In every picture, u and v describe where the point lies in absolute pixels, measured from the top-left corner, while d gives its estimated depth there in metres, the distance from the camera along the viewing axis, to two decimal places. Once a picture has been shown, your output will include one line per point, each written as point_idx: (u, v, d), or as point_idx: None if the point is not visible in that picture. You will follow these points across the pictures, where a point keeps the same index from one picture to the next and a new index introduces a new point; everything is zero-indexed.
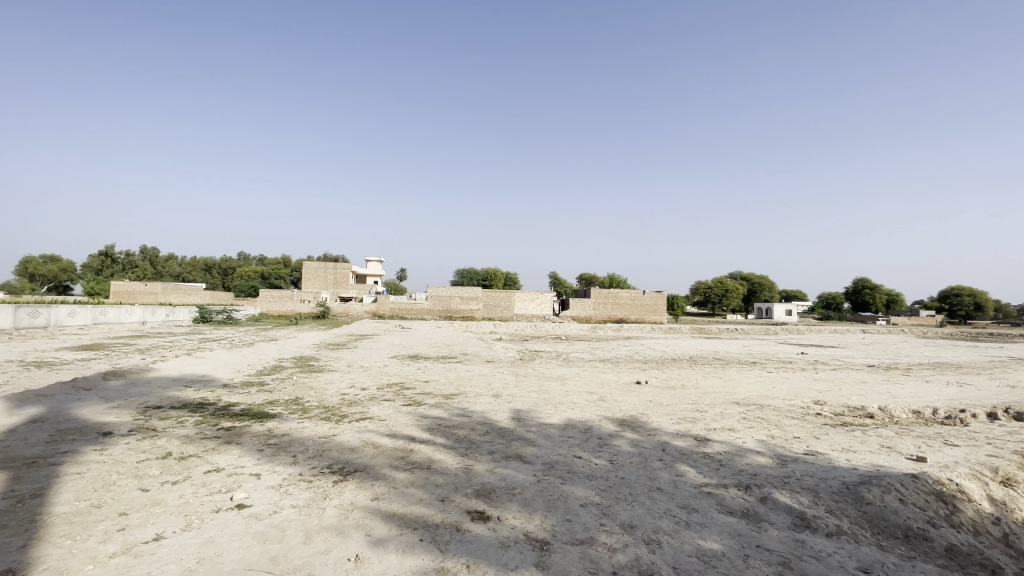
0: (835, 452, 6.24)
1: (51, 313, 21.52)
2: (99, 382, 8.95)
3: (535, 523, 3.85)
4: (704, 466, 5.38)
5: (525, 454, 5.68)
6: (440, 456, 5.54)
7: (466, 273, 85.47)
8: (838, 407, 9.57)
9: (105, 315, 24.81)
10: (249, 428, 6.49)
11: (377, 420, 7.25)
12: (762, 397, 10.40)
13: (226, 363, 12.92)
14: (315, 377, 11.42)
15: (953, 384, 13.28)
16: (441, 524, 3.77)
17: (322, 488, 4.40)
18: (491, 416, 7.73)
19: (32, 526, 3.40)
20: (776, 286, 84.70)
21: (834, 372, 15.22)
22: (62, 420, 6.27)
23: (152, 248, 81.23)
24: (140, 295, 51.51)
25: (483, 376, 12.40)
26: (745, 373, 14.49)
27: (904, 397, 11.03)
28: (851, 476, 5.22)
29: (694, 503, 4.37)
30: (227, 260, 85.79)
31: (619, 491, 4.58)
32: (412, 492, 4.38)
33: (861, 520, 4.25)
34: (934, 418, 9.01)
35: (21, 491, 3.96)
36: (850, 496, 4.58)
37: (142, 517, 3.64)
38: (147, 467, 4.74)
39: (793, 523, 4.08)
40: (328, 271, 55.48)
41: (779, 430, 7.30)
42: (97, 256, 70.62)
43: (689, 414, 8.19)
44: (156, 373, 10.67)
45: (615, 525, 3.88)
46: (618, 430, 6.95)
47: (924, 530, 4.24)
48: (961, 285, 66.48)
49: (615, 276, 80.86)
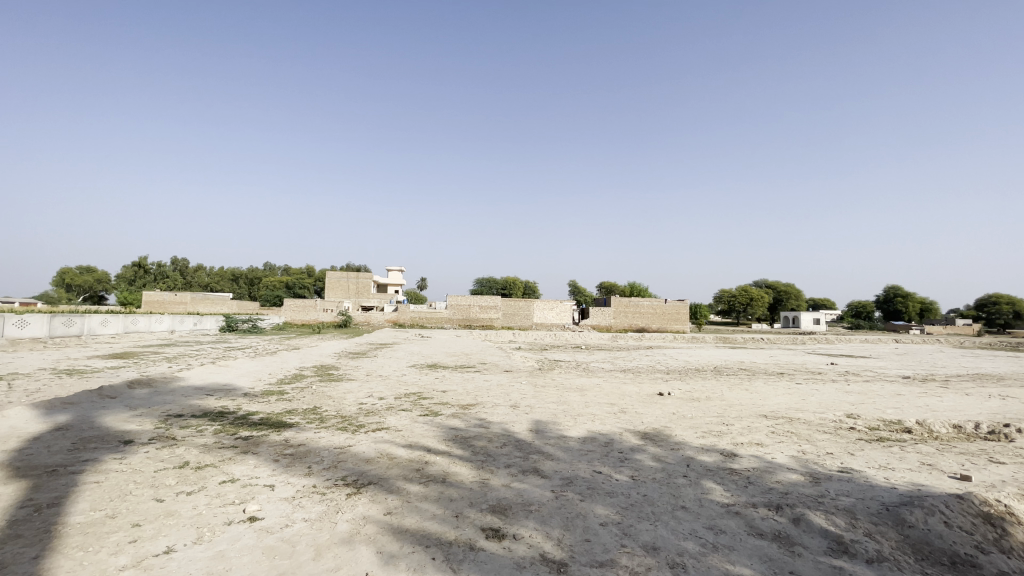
0: (872, 470, 5.88)
1: (85, 322, 22.28)
2: (125, 390, 9.18)
3: (552, 542, 3.69)
4: (732, 483, 5.11)
5: (543, 468, 5.50)
6: (456, 469, 5.39)
7: (484, 283, 86.84)
8: (873, 421, 9.09)
9: (136, 324, 25.62)
10: (267, 438, 6.48)
11: (393, 430, 7.17)
12: (791, 410, 9.96)
13: (247, 371, 13.10)
14: (333, 387, 11.45)
15: (996, 397, 12.48)
16: (455, 542, 3.63)
17: (335, 501, 4.32)
18: (510, 427, 7.57)
19: (45, 537, 3.40)
20: (802, 294, 82.67)
21: (868, 384, 14.57)
22: (86, 428, 6.38)
23: (183, 260, 84.26)
24: (171, 304, 53.36)
25: (501, 385, 12.27)
26: (773, 384, 14.00)
27: (944, 410, 10.43)
28: (890, 496, 4.87)
29: (721, 524, 4.13)
30: (254, 271, 88.15)
31: (641, 510, 4.36)
32: (425, 507, 4.25)
33: (903, 545, 3.94)
34: (975, 433, 8.48)
35: (40, 500, 4.01)
36: (889, 518, 4.28)
37: (155, 529, 3.62)
38: (164, 476, 4.75)
39: (829, 548, 3.80)
40: (350, 281, 56.43)
41: (810, 445, 6.95)
42: (131, 264, 73.53)
43: (714, 427, 7.89)
44: (181, 381, 10.84)
45: (637, 546, 3.69)
46: (641, 444, 6.70)
47: (972, 556, 3.86)
48: (996, 295, 63.85)
49: (635, 286, 80.47)
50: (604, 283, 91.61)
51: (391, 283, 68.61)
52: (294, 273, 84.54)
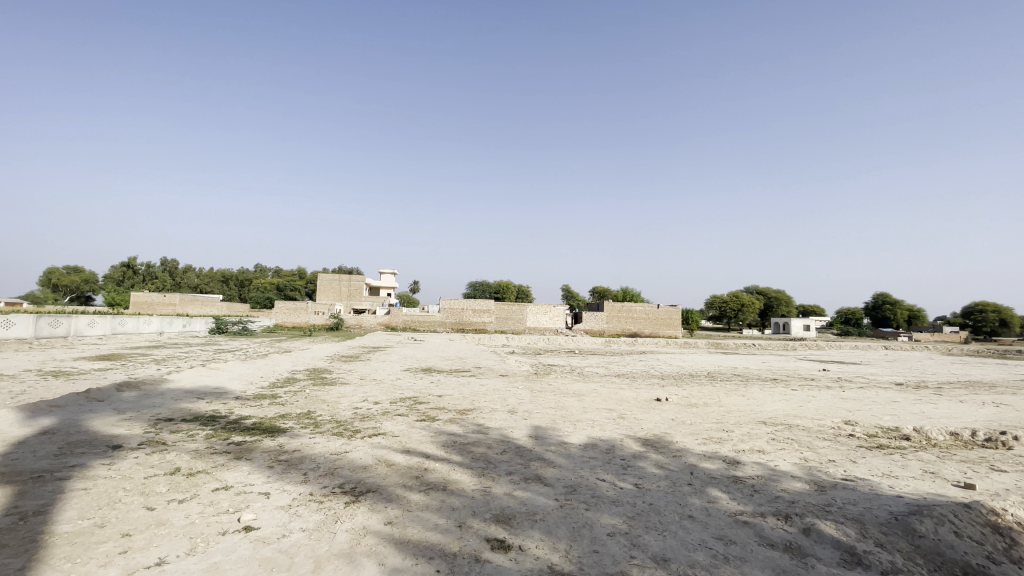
0: (876, 478, 5.85)
1: (72, 323, 21.83)
2: (114, 393, 8.95)
3: (560, 554, 3.57)
4: (738, 492, 5.03)
5: (545, 475, 5.39)
6: (457, 476, 5.28)
7: (477, 287, 86.78)
8: (872, 428, 9.08)
9: (124, 325, 25.16)
10: (260, 444, 6.30)
11: (389, 436, 7.00)
12: (789, 417, 9.90)
13: (238, 374, 12.85)
14: (327, 390, 11.27)
15: (988, 404, 12.58)
16: (459, 553, 3.51)
17: (333, 510, 4.19)
18: (509, 434, 7.43)
19: (32, 547, 3.23)
20: (791, 301, 83.51)
21: (863, 390, 14.59)
22: (73, 432, 6.18)
23: (173, 262, 83.64)
24: (159, 306, 52.79)
25: (498, 391, 12.07)
26: (769, 391, 14.03)
27: (940, 417, 10.45)
28: (898, 505, 4.81)
29: (731, 534, 4.04)
30: (244, 272, 87.38)
31: (648, 519, 4.27)
32: (427, 517, 4.12)
33: (915, 555, 3.87)
34: (973, 441, 8.48)
35: (25, 508, 3.82)
36: (899, 527, 4.21)
37: (147, 539, 3.46)
38: (154, 483, 4.58)
39: (842, 560, 3.72)
40: (342, 283, 56.01)
41: (811, 452, 6.90)
42: (120, 266, 72.36)
43: (715, 433, 7.82)
44: (170, 384, 10.59)
45: (646, 558, 3.58)
46: (642, 451, 6.62)
47: (985, 567, 3.80)
48: (983, 304, 65.08)
49: (627, 290, 81.07)
50: (598, 287, 91.39)
51: (383, 286, 68.21)
52: (284, 276, 83.97)
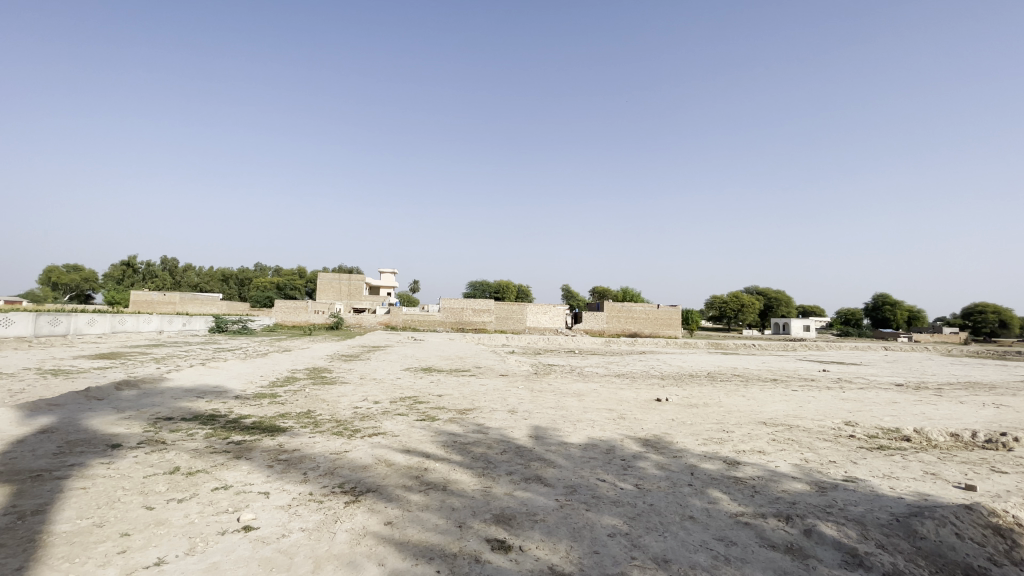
0: (876, 479, 5.83)
1: (71, 322, 21.81)
2: (113, 392, 8.93)
3: (560, 555, 3.56)
4: (738, 493, 5.02)
5: (546, 476, 5.38)
6: (457, 476, 5.27)
7: (478, 287, 86.81)
8: (872, 429, 9.06)
9: (124, 324, 25.15)
10: (260, 443, 6.29)
11: (389, 436, 6.97)
12: (790, 418, 9.90)
13: (238, 373, 12.82)
14: (326, 389, 11.27)
15: (988, 405, 12.60)
16: (459, 554, 3.50)
17: (333, 510, 4.17)
18: (509, 434, 7.41)
19: (30, 547, 3.22)
20: (791, 301, 83.54)
21: (863, 391, 14.58)
22: (72, 431, 6.16)
23: (173, 260, 83.65)
24: (158, 305, 52.77)
25: (498, 390, 12.06)
26: (769, 391, 14.02)
27: (941, 418, 10.44)
28: (898, 507, 4.80)
29: (732, 535, 4.03)
30: (244, 271, 87.39)
31: (649, 520, 4.25)
32: (426, 517, 4.10)
33: (916, 556, 3.86)
34: (973, 442, 8.47)
35: (24, 507, 3.81)
36: (900, 529, 4.20)
37: (145, 539, 3.44)
38: (153, 482, 4.57)
39: (844, 561, 3.70)
40: (342, 283, 56.00)
41: (812, 453, 6.90)
42: (120, 264, 72.38)
43: (715, 434, 7.82)
44: (169, 383, 10.57)
45: (647, 559, 3.57)
46: (642, 451, 6.61)
47: (987, 568, 3.79)
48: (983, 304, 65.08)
49: (627, 291, 81.10)
50: (598, 287, 91.51)
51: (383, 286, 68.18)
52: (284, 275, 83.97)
